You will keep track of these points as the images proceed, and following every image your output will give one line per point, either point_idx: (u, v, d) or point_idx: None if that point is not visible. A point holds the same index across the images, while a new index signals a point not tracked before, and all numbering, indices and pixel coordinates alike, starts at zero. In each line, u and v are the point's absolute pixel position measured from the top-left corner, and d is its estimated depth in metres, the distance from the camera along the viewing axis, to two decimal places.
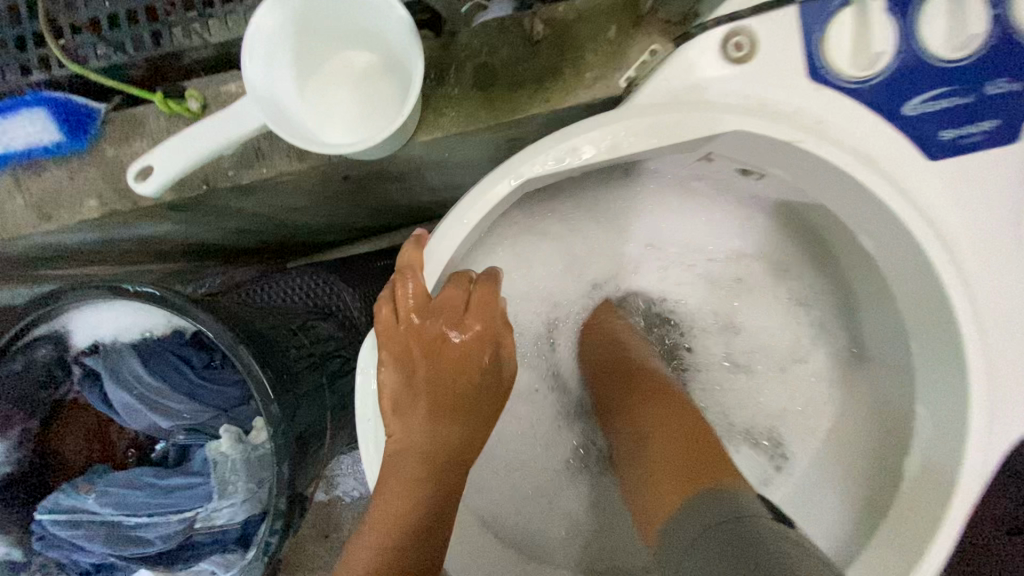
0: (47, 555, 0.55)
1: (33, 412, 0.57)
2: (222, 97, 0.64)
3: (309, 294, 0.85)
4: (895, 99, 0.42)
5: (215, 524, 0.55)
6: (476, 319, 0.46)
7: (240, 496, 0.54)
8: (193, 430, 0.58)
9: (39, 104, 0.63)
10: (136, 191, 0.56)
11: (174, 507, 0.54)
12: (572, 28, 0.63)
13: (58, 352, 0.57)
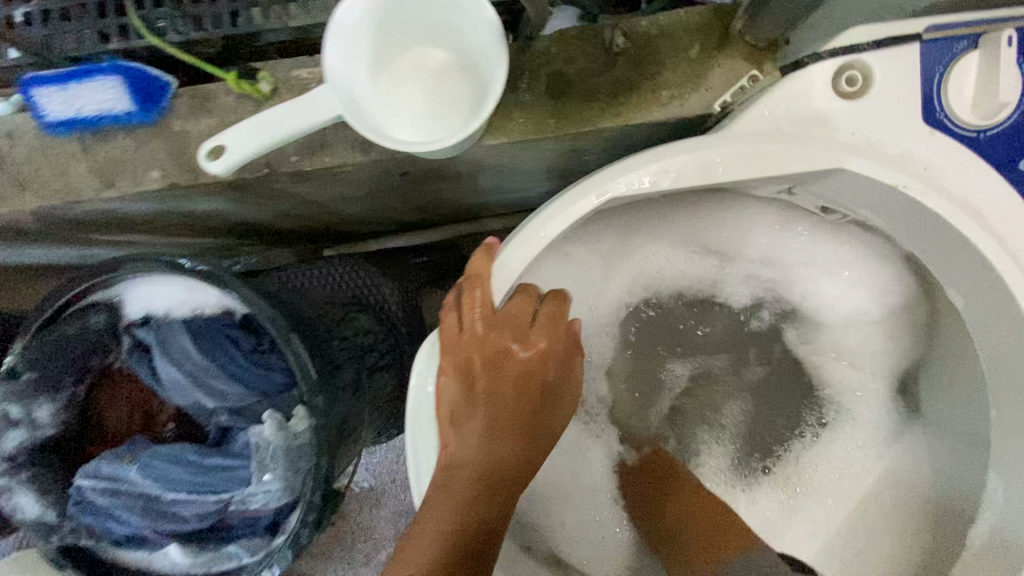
0: (81, 519, 0.55)
1: (82, 377, 0.57)
2: (294, 81, 0.64)
3: (349, 285, 0.85)
4: (1011, 152, 0.41)
5: (248, 509, 0.54)
6: (541, 335, 0.44)
7: (276, 484, 0.54)
8: (235, 411, 0.57)
9: (114, 73, 0.62)
10: (205, 168, 0.55)
11: (212, 487, 0.54)
12: (653, 43, 0.61)
13: (110, 320, 0.57)
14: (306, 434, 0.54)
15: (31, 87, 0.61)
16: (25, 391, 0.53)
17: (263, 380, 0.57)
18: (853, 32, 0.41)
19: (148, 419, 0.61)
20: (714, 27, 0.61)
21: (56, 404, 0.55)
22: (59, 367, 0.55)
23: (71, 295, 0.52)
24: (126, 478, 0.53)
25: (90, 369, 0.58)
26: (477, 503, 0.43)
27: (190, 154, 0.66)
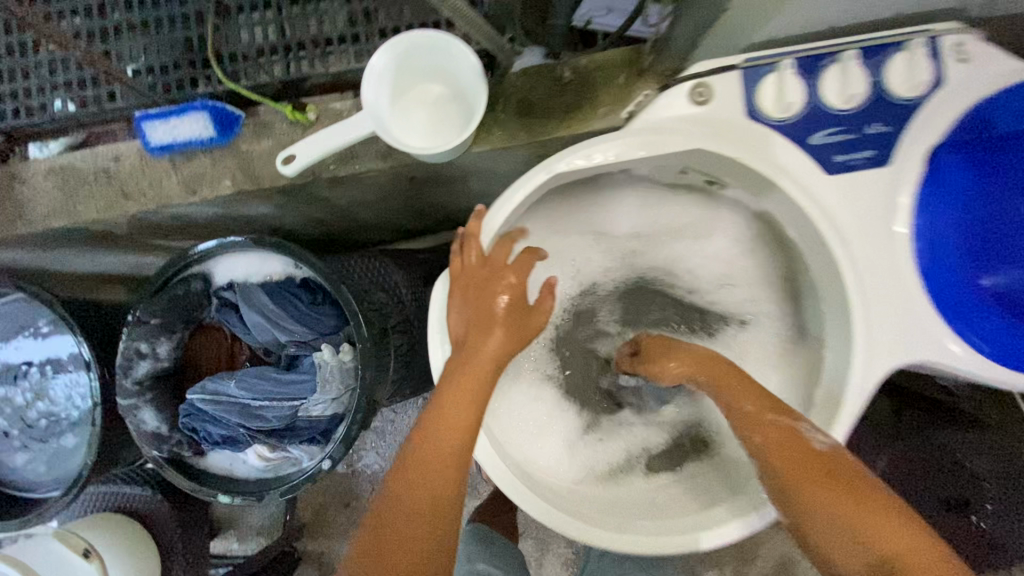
0: (189, 426, 0.77)
1: (188, 326, 0.80)
2: (332, 111, 0.87)
3: (370, 276, 1.03)
4: (804, 133, 0.64)
5: (312, 413, 0.76)
6: (515, 270, 0.68)
7: (331, 394, 0.76)
8: (301, 345, 0.79)
9: (202, 109, 0.86)
10: (281, 171, 0.80)
11: (288, 395, 0.76)
12: (590, 75, 0.86)
13: (206, 285, 0.79)
14: (351, 358, 0.76)
15: (142, 120, 0.86)
16: (151, 332, 0.75)
17: (319, 323, 0.79)
18: (699, 64, 0.65)
19: (233, 357, 0.85)
20: (633, 63, 0.85)
21: (170, 344, 0.78)
22: (172, 317, 0.77)
23: (184, 264, 0.74)
24: (228, 391, 0.75)
25: (191, 321, 0.80)
26: (471, 389, 0.62)
27: (253, 166, 0.87)
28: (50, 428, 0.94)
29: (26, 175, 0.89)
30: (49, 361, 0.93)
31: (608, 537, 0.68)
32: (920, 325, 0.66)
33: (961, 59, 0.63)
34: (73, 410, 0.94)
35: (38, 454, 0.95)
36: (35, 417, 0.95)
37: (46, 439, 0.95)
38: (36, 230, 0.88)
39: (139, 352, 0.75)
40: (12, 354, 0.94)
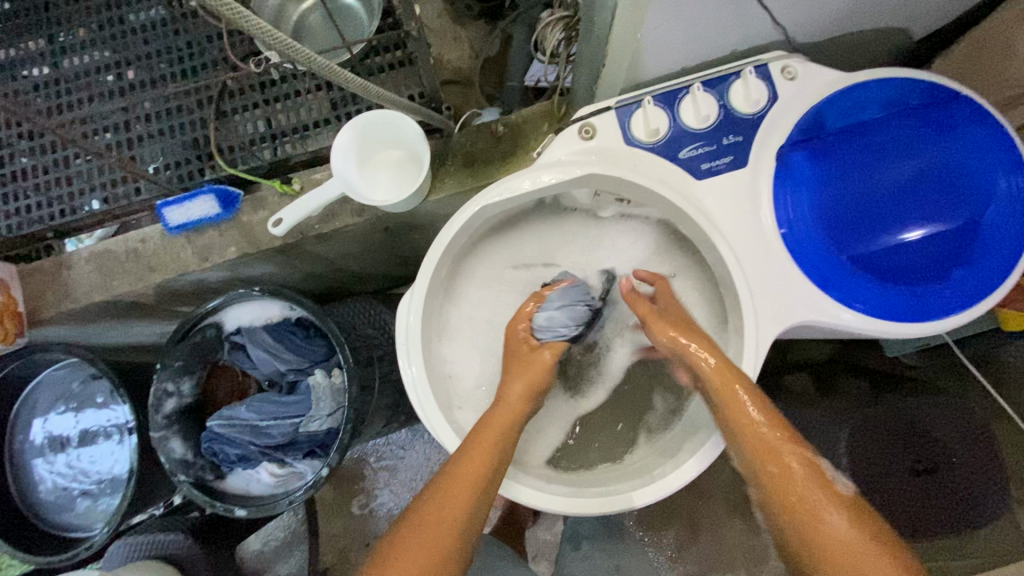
0: (211, 448, 0.92)
1: (207, 367, 0.97)
2: (313, 181, 1.07)
3: (366, 318, 1.18)
4: (674, 151, 0.82)
5: (310, 427, 0.91)
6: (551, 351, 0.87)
7: (326, 409, 0.90)
8: (299, 374, 0.95)
9: (208, 192, 1.05)
10: (274, 232, 0.98)
11: (289, 414, 0.91)
12: (520, 126, 1.05)
13: (219, 332, 0.96)
14: (341, 379, 0.92)
15: (162, 207, 1.05)
16: (176, 374, 0.91)
17: (312, 354, 0.95)
18: (586, 108, 0.83)
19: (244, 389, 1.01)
20: (553, 114, 1.05)
21: (191, 383, 0.94)
22: (192, 360, 0.94)
23: (201, 315, 0.92)
24: (242, 417, 0.91)
25: (207, 362, 0.97)
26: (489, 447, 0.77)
27: (253, 233, 1.06)
28: (104, 472, 1.12)
29: (70, 262, 1.08)
30: (104, 413, 1.13)
31: (563, 503, 0.82)
32: (797, 290, 0.79)
33: (789, 78, 0.80)
34: (123, 452, 1.12)
35: (94, 496, 1.11)
36: (92, 463, 1.12)
37: (101, 485, 1.12)
38: (81, 306, 1.07)
39: (167, 391, 0.91)
40: (76, 410, 1.14)
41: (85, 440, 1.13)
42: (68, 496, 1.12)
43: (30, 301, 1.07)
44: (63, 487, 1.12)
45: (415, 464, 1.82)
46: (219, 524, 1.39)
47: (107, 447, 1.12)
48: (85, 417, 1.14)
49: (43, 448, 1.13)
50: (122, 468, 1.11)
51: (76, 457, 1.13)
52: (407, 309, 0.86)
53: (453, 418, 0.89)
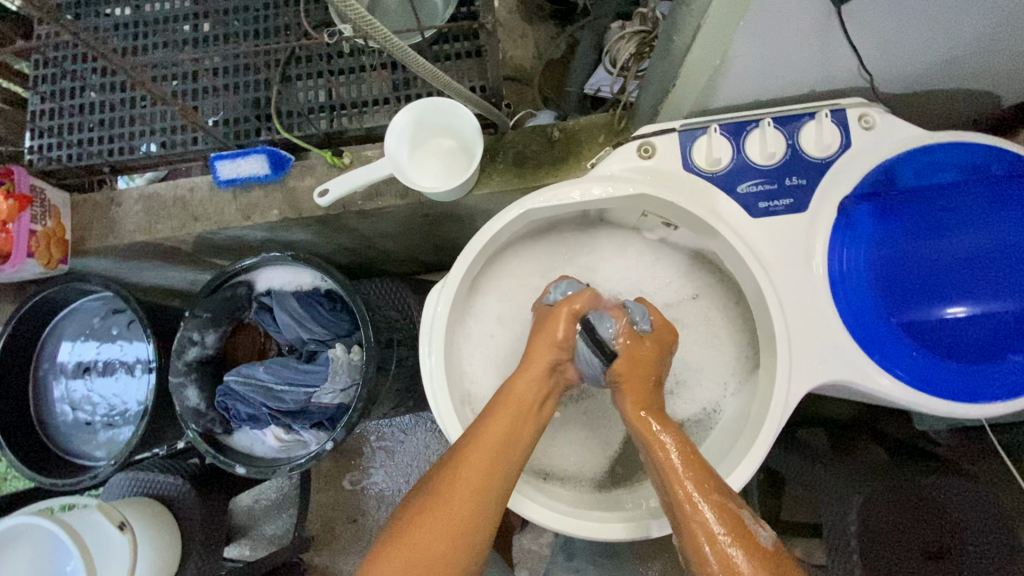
0: (223, 403, 0.93)
1: (232, 323, 0.99)
2: (362, 157, 1.07)
3: (391, 300, 1.18)
4: (732, 184, 0.79)
5: (322, 398, 0.91)
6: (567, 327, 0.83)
7: (340, 384, 0.91)
8: (319, 345, 0.96)
9: (260, 151, 1.06)
10: (317, 202, 0.99)
11: (304, 383, 0.92)
12: (576, 133, 1.04)
13: (249, 291, 0.98)
14: (360, 356, 0.92)
15: (215, 160, 1.06)
16: (202, 324, 0.92)
17: (334, 327, 0.96)
18: (649, 127, 0.81)
19: (264, 350, 1.02)
20: (610, 126, 1.04)
21: (213, 335, 0.95)
22: (219, 314, 0.95)
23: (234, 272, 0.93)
24: (259, 378, 0.92)
25: (233, 318, 0.98)
26: (503, 434, 0.75)
27: (297, 199, 1.08)
28: (123, 402, 1.15)
29: (121, 199, 1.12)
30: (130, 347, 1.17)
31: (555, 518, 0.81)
32: (837, 348, 0.76)
33: (864, 127, 0.77)
34: (141, 387, 1.15)
35: (106, 426, 1.15)
36: (111, 394, 1.16)
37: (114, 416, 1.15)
38: (123, 243, 1.10)
39: (190, 339, 0.92)
40: (102, 342, 1.17)
41: (107, 371, 1.16)
42: (81, 423, 1.15)
43: (77, 230, 1.11)
44: (76, 414, 1.15)
45: (412, 449, 1.82)
46: (216, 474, 1.43)
47: (127, 381, 1.15)
48: (110, 349, 1.17)
49: (66, 373, 1.16)
50: (138, 402, 1.14)
51: (96, 385, 1.16)
52: (436, 300, 0.86)
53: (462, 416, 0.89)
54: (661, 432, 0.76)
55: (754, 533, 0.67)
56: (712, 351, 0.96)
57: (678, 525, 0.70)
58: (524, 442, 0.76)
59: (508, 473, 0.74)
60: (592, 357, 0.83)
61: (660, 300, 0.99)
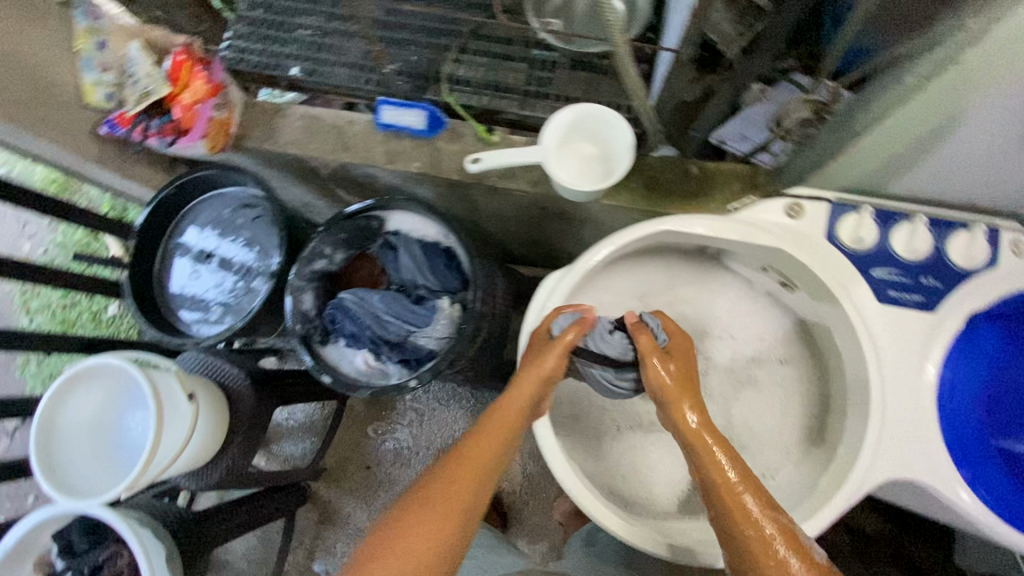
0: (332, 314, 1.02)
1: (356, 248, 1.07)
2: (509, 139, 1.14)
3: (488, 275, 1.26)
4: (868, 265, 0.82)
5: (421, 339, 0.99)
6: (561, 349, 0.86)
7: (440, 331, 0.99)
8: (427, 291, 1.04)
9: (424, 106, 1.14)
10: (466, 166, 1.06)
11: (408, 320, 1.00)
12: (713, 175, 1.09)
13: (381, 224, 1.06)
14: (463, 313, 0.99)
15: (383, 102, 1.15)
16: (336, 244, 1.03)
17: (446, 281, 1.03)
18: (803, 189, 0.85)
19: (375, 281, 1.09)
20: (749, 179, 1.08)
21: (340, 255, 1.04)
22: (352, 237, 1.04)
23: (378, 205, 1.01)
24: (371, 301, 1.00)
25: (359, 244, 1.06)
26: (491, 454, 0.80)
27: (441, 159, 1.16)
28: (238, 285, 1.21)
29: (286, 112, 1.22)
30: (255, 242, 1.23)
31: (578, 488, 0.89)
32: (926, 452, 0.76)
33: (1016, 253, 0.79)
34: (256, 278, 1.20)
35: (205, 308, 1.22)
36: (226, 278, 1.22)
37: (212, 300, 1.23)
38: (278, 150, 1.21)
39: (322, 252, 1.02)
40: (231, 231, 1.25)
41: (227, 257, 1.23)
42: (186, 297, 1.23)
43: (242, 127, 1.22)
44: (187, 288, 1.23)
45: (440, 418, 1.89)
46: (274, 381, 1.53)
47: (245, 271, 1.21)
48: (235, 238, 1.24)
49: (192, 250, 1.25)
50: (252, 291, 1.20)
51: (214, 267, 1.23)
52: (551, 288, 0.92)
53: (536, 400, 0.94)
54: (708, 443, 0.77)
55: (813, 551, 0.69)
56: (783, 418, 0.99)
57: (732, 541, 0.71)
58: (496, 465, 0.81)
59: (485, 490, 0.78)
60: (608, 373, 0.90)
61: (746, 354, 1.02)
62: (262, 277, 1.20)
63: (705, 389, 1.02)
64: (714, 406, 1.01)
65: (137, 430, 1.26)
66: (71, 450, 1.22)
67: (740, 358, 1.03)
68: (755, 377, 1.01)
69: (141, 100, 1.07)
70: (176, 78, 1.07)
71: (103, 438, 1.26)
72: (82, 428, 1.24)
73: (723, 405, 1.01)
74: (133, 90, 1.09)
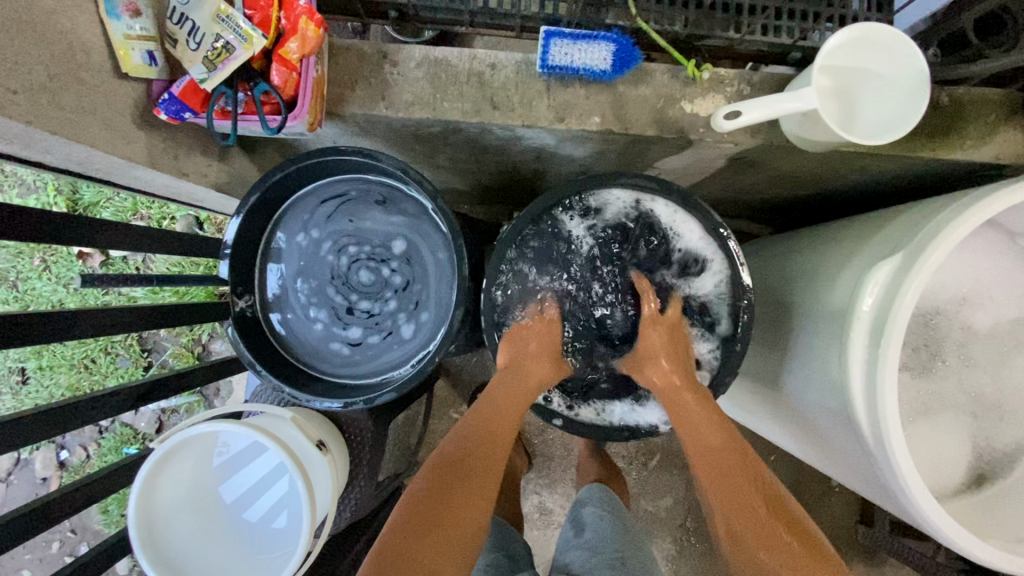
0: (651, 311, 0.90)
1: (583, 241, 0.91)
2: (716, 76, 0.87)
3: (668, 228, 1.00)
4: None
5: (709, 308, 0.90)
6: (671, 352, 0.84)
7: (711, 293, 0.90)
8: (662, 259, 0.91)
9: (609, 41, 0.84)
10: (716, 124, 0.76)
11: (707, 287, 0.90)
12: (965, 105, 0.89)
13: (581, 210, 0.91)
14: (719, 268, 0.89)
15: (552, 37, 0.82)
16: (610, 373, 0.92)
17: (634, 241, 0.91)
18: None
19: (612, 292, 0.91)
20: (1007, 107, 0.89)
21: (567, 236, 0.91)
22: (573, 225, 0.91)
23: (571, 192, 0.89)
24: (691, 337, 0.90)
25: (582, 353, 0.92)
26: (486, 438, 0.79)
27: (626, 110, 0.87)
28: (394, 293, 0.91)
29: (398, 59, 0.86)
30: (356, 238, 0.91)
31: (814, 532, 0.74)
32: None
33: None
34: (400, 261, 0.91)
35: (380, 349, 0.92)
36: (377, 294, 0.91)
37: (347, 337, 0.92)
38: (396, 117, 0.87)
39: (622, 379, 0.92)
40: (322, 260, 0.92)
41: (351, 282, 0.91)
42: (352, 358, 0.92)
43: (337, 87, 0.86)
44: (342, 348, 0.92)
45: None
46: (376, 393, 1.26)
47: (383, 267, 0.91)
48: (333, 262, 0.91)
49: (300, 309, 0.92)
50: (418, 268, 0.91)
51: (357, 305, 0.92)
52: (886, 286, 0.70)
53: (852, 439, 0.74)
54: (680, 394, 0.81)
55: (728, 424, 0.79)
56: None
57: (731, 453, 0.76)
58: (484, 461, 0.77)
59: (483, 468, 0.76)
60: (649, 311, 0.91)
61: (1010, 316, 0.90)
62: (414, 243, 0.91)
63: (967, 356, 0.90)
64: (981, 376, 0.90)
65: (257, 481, 1.02)
66: (190, 544, 0.94)
67: (1003, 321, 0.90)
68: (1021, 338, 0.90)
69: (216, 60, 0.69)
70: (269, 20, 0.70)
71: (216, 523, 0.98)
72: (184, 510, 0.94)
73: (988, 373, 0.90)
74: (194, 44, 0.69)
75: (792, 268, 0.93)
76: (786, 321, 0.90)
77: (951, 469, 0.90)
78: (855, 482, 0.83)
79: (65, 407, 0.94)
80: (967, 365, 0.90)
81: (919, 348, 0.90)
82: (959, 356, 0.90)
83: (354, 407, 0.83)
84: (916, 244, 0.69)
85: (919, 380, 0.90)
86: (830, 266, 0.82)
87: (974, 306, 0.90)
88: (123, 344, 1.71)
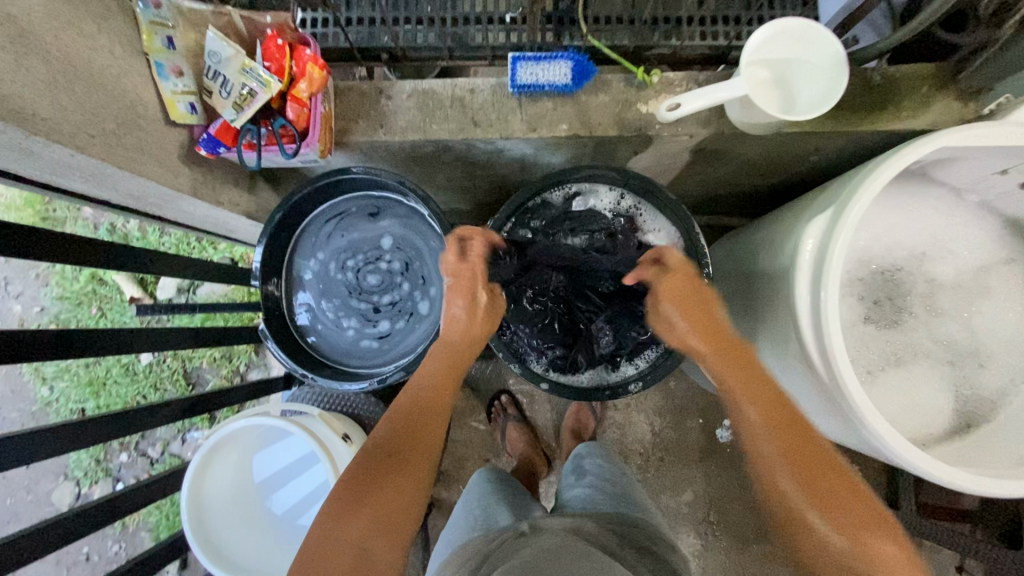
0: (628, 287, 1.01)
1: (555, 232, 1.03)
2: (665, 80, 1.00)
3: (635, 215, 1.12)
4: None
5: None
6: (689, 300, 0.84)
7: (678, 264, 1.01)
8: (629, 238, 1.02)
9: (568, 58, 0.97)
10: (661, 116, 0.90)
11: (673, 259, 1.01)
12: (899, 80, 0.98)
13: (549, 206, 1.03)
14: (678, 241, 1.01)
15: (517, 61, 0.96)
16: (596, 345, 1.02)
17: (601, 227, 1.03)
18: None
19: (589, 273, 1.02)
20: (937, 78, 0.98)
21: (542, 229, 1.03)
22: (545, 218, 1.03)
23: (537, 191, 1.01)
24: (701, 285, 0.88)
25: (571, 332, 1.02)
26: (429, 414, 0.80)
27: (589, 116, 1.00)
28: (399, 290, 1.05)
29: (392, 92, 1.02)
30: (360, 248, 1.05)
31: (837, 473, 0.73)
32: None
33: None
34: (401, 262, 1.05)
35: (393, 340, 1.04)
36: (385, 293, 1.05)
37: (363, 334, 1.05)
38: (393, 140, 1.02)
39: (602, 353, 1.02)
40: (334, 270, 1.06)
41: (362, 287, 1.05)
42: (370, 352, 1.04)
43: (342, 120, 1.02)
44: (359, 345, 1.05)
45: None
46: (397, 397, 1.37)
47: (387, 269, 1.05)
48: (344, 271, 1.05)
49: (320, 315, 1.06)
50: (414, 259, 1.04)
51: (369, 307, 1.05)
52: (822, 238, 0.79)
53: (814, 382, 0.82)
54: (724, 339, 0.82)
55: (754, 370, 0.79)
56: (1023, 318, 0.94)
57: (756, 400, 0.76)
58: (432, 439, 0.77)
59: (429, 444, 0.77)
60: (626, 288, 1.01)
61: (968, 266, 0.96)
62: (411, 245, 1.05)
63: (934, 307, 0.97)
64: (950, 324, 0.96)
65: (289, 480, 1.12)
66: (234, 534, 1.05)
67: (962, 271, 0.96)
68: (983, 285, 0.96)
69: (243, 103, 0.85)
70: (283, 68, 0.86)
71: (257, 518, 1.09)
72: (226, 504, 1.06)
73: (956, 321, 0.96)
74: (225, 93, 0.85)
75: (753, 244, 1.03)
76: (751, 288, 0.99)
77: (935, 415, 0.94)
78: (831, 428, 0.89)
79: (125, 416, 1.08)
80: (934, 314, 0.96)
81: (887, 303, 0.97)
82: (926, 306, 0.96)
83: (387, 382, 0.95)
84: (843, 200, 0.79)
85: (891, 333, 0.96)
86: (782, 233, 0.92)
87: (932, 259, 0.97)
88: (171, 379, 1.88)
